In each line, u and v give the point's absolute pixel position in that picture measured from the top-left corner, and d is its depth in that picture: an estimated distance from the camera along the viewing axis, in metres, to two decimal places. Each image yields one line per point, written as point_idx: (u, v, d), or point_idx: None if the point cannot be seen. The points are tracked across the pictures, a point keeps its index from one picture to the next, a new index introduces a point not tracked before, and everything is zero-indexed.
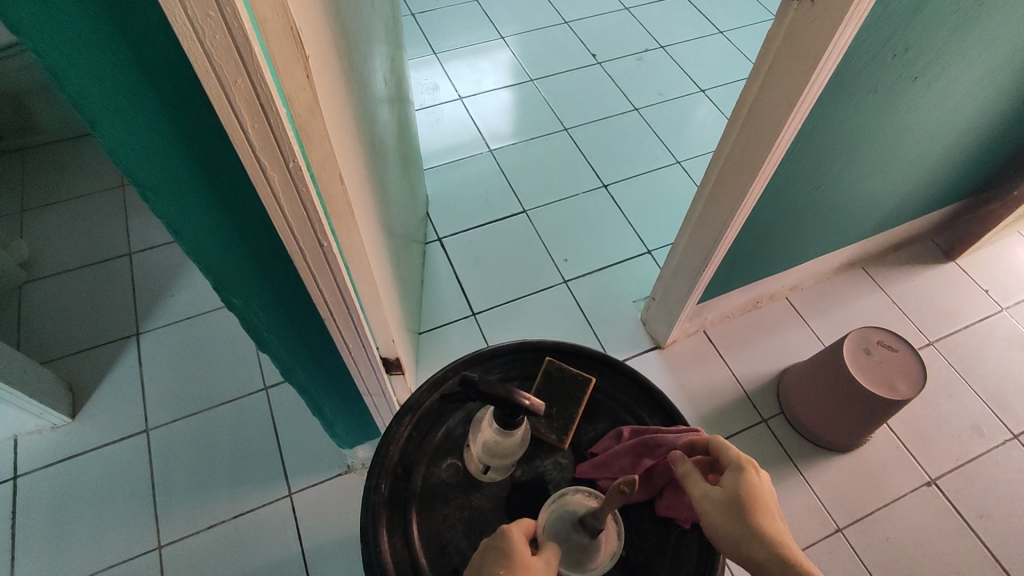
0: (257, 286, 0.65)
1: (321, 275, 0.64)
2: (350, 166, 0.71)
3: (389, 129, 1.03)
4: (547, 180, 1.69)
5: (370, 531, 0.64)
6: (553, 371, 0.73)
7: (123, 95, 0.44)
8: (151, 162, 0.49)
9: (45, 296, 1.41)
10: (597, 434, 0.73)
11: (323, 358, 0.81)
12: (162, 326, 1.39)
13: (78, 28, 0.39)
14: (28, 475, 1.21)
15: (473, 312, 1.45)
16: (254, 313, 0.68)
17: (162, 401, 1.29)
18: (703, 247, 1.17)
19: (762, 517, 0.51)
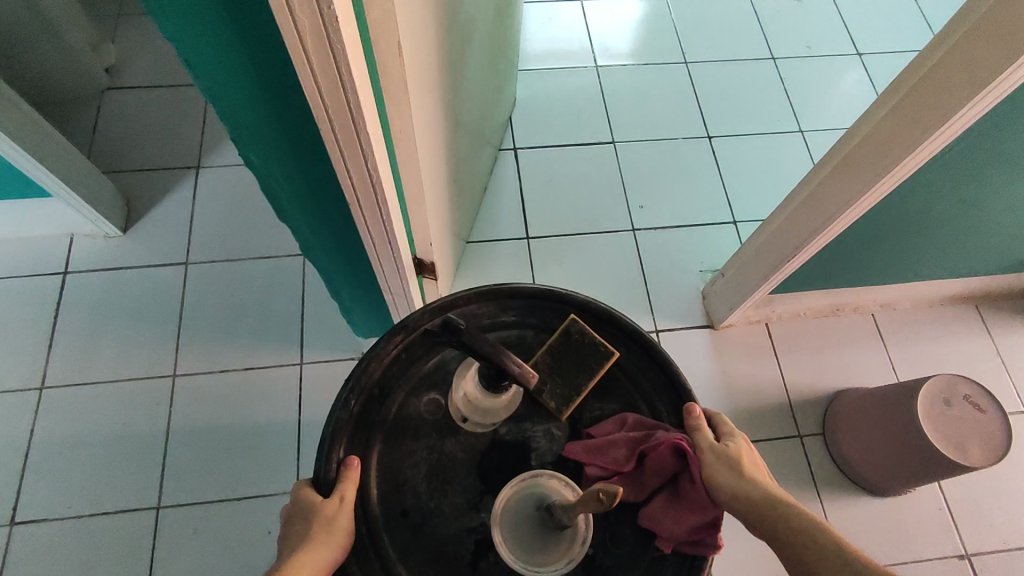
0: (281, 149, 0.58)
1: (347, 155, 0.57)
2: (416, 38, 0.62)
3: (483, 9, 0.91)
4: (648, 114, 1.52)
5: (327, 444, 0.63)
6: (573, 333, 0.67)
7: None
8: None
9: (122, 106, 1.41)
10: (602, 414, 0.69)
11: (347, 243, 0.76)
12: (222, 165, 1.38)
13: None
14: (76, 274, 1.26)
15: (528, 235, 1.36)
16: (275, 176, 0.62)
17: (206, 239, 1.30)
18: (797, 234, 1.01)
19: (759, 475, 0.58)
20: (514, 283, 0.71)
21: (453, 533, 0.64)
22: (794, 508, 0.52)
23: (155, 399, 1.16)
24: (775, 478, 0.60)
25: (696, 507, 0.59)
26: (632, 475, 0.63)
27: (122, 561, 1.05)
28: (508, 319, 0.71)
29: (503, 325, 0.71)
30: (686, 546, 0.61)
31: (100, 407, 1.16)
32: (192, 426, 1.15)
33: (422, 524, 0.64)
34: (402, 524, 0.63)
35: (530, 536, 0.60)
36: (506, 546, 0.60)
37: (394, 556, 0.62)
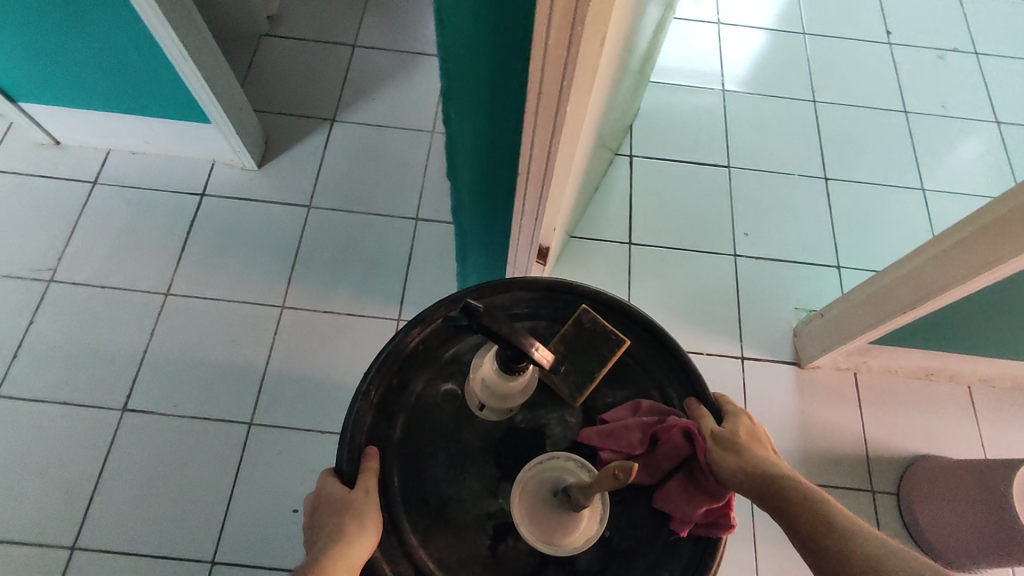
0: (477, 114, 0.63)
1: (545, 115, 0.60)
2: (613, 35, 0.65)
3: (650, 19, 0.94)
4: (768, 145, 1.52)
5: (349, 436, 0.65)
6: (585, 322, 0.66)
7: None
8: None
9: (277, 53, 1.52)
10: (614, 401, 0.70)
11: (494, 213, 0.81)
12: (355, 123, 1.46)
13: None
14: (211, 197, 1.36)
15: (630, 241, 1.39)
16: (463, 128, 0.65)
17: (331, 188, 1.39)
18: (915, 291, 1.00)
19: (760, 449, 0.61)
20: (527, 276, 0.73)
21: (471, 519, 0.64)
22: (795, 480, 0.55)
23: (263, 324, 1.25)
24: (776, 450, 0.64)
25: (708, 491, 0.61)
26: (647, 459, 0.64)
27: (214, 466, 1.14)
28: (520, 311, 0.73)
29: (517, 317, 0.72)
30: (701, 528, 0.64)
31: (215, 323, 1.26)
32: (292, 357, 1.23)
33: (441, 513, 0.64)
34: (421, 512, 0.64)
35: (546, 519, 0.60)
36: (532, 533, 0.61)
37: (414, 540, 0.63)
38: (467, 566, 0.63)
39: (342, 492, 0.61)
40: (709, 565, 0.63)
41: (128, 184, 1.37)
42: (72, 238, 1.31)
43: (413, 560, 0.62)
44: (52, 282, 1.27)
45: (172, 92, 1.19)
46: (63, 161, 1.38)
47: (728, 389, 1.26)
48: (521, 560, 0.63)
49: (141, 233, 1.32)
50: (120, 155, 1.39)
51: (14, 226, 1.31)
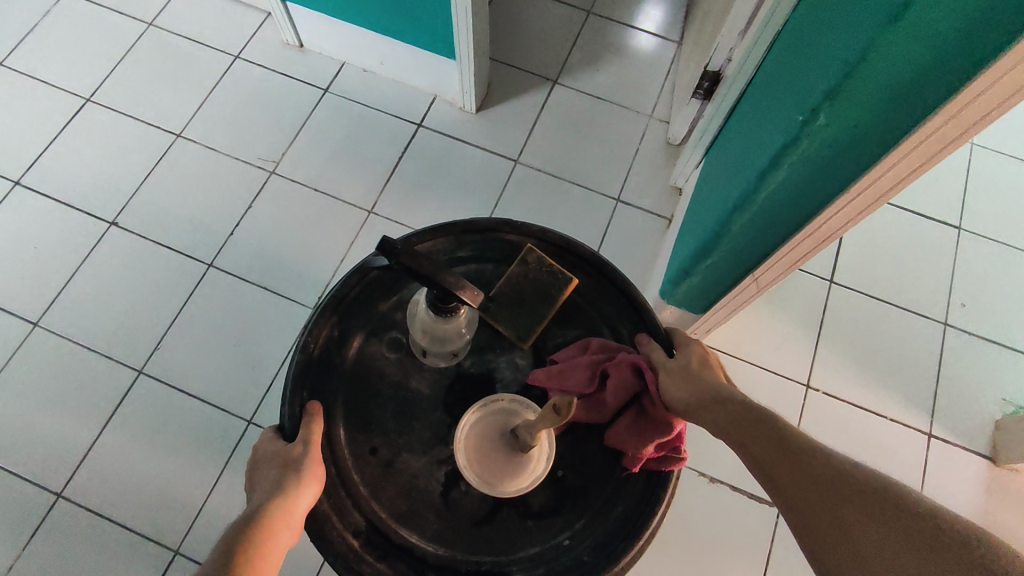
0: (813, 165, 0.65)
1: (940, 135, 0.56)
2: None
3: None
4: (1010, 216, 1.37)
5: (290, 393, 0.63)
6: (531, 261, 0.66)
7: None
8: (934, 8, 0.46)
9: (514, 3, 1.52)
10: (564, 341, 0.69)
11: (762, 239, 0.80)
12: (575, 89, 1.44)
13: None
14: (426, 130, 1.39)
15: (832, 279, 1.29)
16: (821, 134, 0.61)
17: (538, 148, 1.38)
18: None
19: (709, 374, 0.62)
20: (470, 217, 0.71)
21: (424, 466, 0.64)
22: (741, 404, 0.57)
23: None
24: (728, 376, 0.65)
25: (659, 424, 0.62)
26: (596, 398, 0.64)
27: None
28: (464, 255, 0.70)
29: (462, 260, 0.70)
30: (651, 462, 0.64)
31: None
32: None
33: (391, 461, 0.64)
34: (370, 461, 0.63)
35: (495, 458, 0.60)
36: (476, 470, 0.60)
37: (364, 492, 0.62)
38: (421, 513, 0.62)
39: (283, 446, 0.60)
40: (662, 497, 0.62)
41: (353, 99, 1.42)
42: (296, 138, 1.38)
43: (365, 512, 0.61)
44: (273, 175, 1.35)
45: (432, 20, 1.21)
46: (302, 64, 1.45)
47: (906, 463, 1.16)
48: (474, 504, 0.63)
49: (357, 149, 1.37)
50: (352, 70, 1.45)
51: (250, 115, 1.40)
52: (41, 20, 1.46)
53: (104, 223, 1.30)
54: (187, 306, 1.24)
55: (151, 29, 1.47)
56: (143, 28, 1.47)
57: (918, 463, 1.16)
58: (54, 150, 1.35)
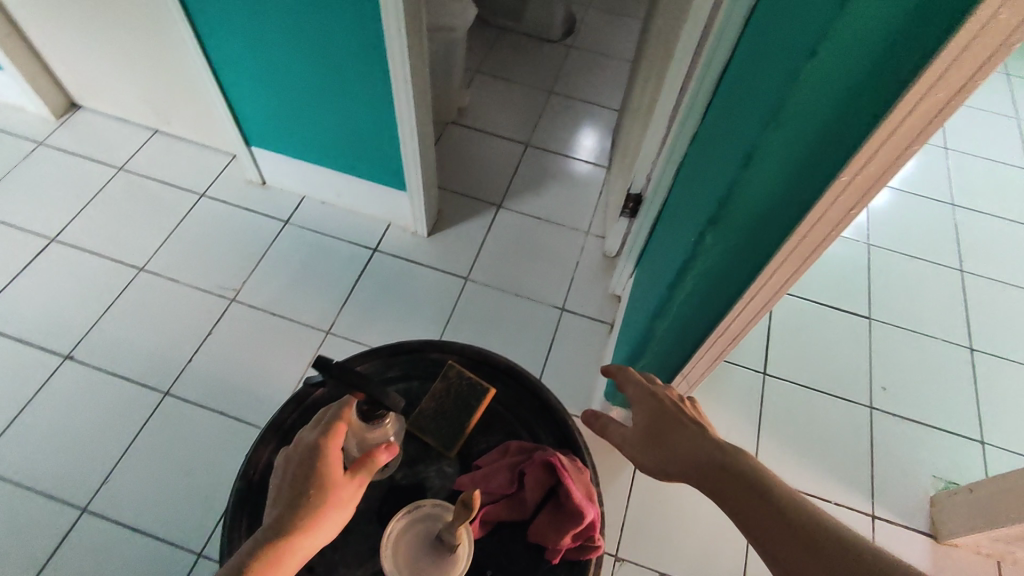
0: (709, 280, 0.75)
1: (807, 242, 0.66)
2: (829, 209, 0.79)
3: None
4: (912, 305, 1.53)
5: (229, 523, 0.64)
6: (451, 375, 0.72)
7: (804, 127, 0.54)
8: (767, 164, 0.58)
9: (459, 139, 1.70)
10: (488, 446, 0.71)
11: (683, 342, 0.89)
12: (517, 211, 1.59)
13: (836, 76, 0.49)
14: (382, 254, 1.50)
15: (764, 371, 1.40)
16: (710, 251, 0.71)
17: (487, 264, 1.50)
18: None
19: (674, 423, 0.65)
20: (396, 341, 0.76)
21: None
22: (719, 450, 0.60)
23: None
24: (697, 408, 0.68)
25: (570, 514, 0.61)
26: (516, 497, 0.65)
27: None
28: (393, 375, 0.74)
29: (390, 380, 0.74)
30: (572, 552, 0.64)
31: None
32: None
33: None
34: None
35: (422, 563, 0.60)
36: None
37: None
38: None
39: (332, 461, 0.58)
40: None
41: (313, 228, 1.53)
42: (257, 267, 1.46)
43: None
44: (234, 301, 1.41)
45: (387, 159, 1.36)
46: (264, 199, 1.57)
47: None
48: None
49: (316, 273, 1.46)
50: (312, 202, 1.58)
51: (212, 247, 1.48)
52: (14, 168, 1.56)
53: (58, 356, 1.31)
54: (139, 436, 1.23)
55: (121, 172, 1.58)
56: (113, 172, 1.58)
57: None
58: (13, 287, 1.39)
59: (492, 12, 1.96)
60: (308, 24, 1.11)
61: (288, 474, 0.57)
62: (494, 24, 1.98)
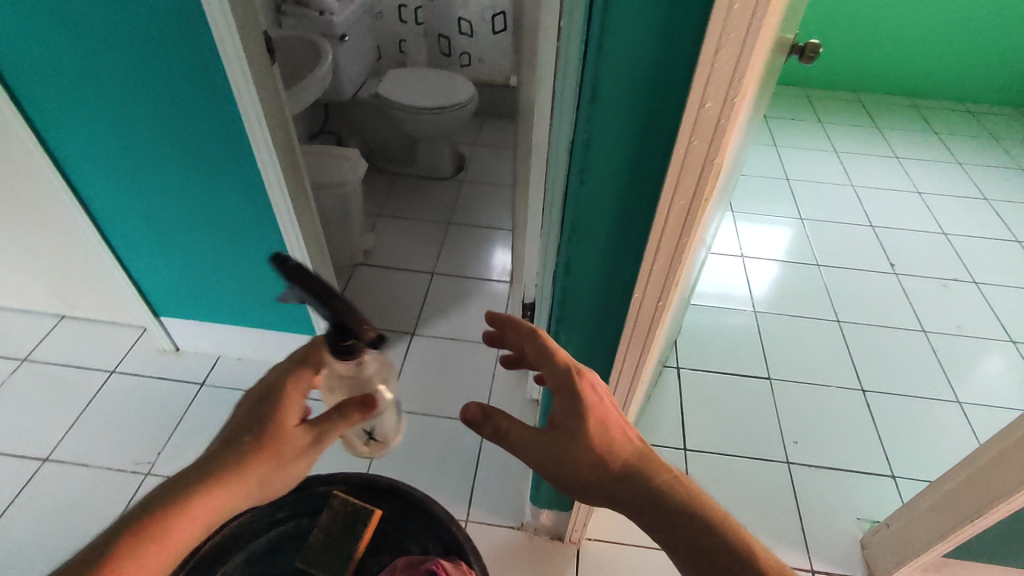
0: None
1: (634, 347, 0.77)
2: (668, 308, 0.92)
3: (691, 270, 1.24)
4: (803, 359, 1.66)
5: None
6: (336, 504, 0.77)
7: (591, 249, 0.67)
8: (579, 281, 0.71)
9: (368, 278, 1.81)
10: (380, 567, 0.76)
11: None
12: (431, 336, 1.67)
13: (596, 212, 0.63)
14: None
15: (684, 447, 1.46)
16: (566, 348, 0.80)
17: (407, 392, 1.54)
18: (975, 499, 1.03)
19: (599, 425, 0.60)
20: None
21: None
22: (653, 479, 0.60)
23: None
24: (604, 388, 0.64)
25: None
26: None
27: None
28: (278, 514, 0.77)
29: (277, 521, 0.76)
30: None
31: None
32: None
33: None
34: None
35: None
36: None
37: None
38: None
39: (210, 460, 0.53)
40: None
41: (230, 386, 1.54)
42: (173, 434, 1.44)
43: None
44: (149, 474, 1.37)
45: (293, 309, 1.43)
46: (178, 365, 1.58)
47: None
48: None
49: None
50: (228, 359, 1.60)
51: (124, 422, 1.46)
52: None
53: None
54: None
55: (25, 363, 1.56)
56: (17, 363, 1.56)
57: None
58: None
59: (387, 162, 2.18)
60: (199, 195, 1.21)
61: (230, 424, 0.56)
62: (391, 172, 2.19)
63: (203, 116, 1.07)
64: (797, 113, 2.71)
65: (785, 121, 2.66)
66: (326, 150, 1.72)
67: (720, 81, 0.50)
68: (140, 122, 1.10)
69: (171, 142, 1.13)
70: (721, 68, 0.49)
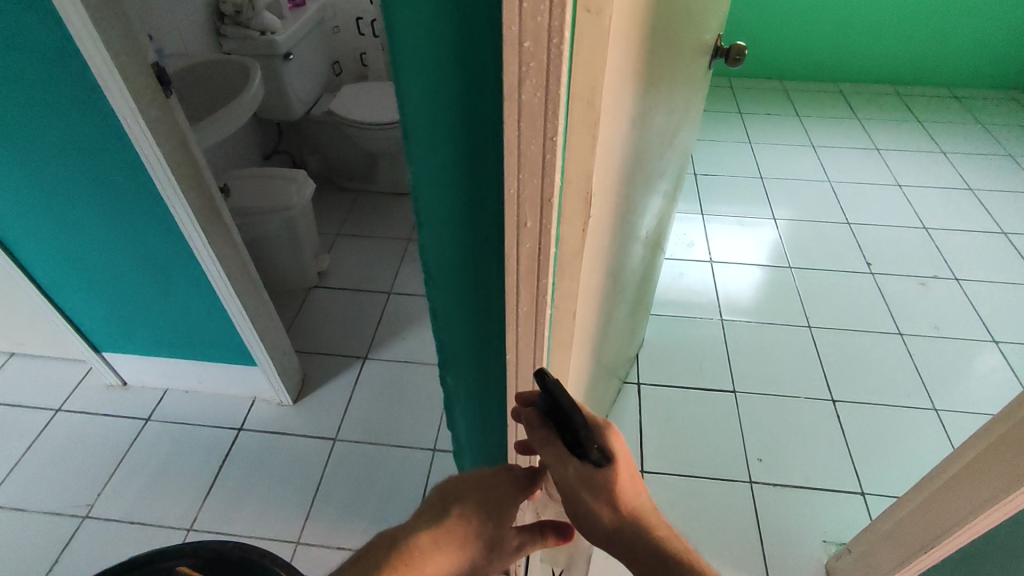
0: (472, 423, 0.81)
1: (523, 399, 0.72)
2: (583, 333, 0.85)
3: (638, 268, 1.15)
4: (772, 369, 1.59)
5: None
6: None
7: (455, 292, 0.63)
8: (451, 323, 0.67)
9: (322, 301, 1.77)
10: None
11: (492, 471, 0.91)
12: (384, 359, 1.63)
13: (449, 255, 0.59)
14: (247, 432, 1.48)
15: (642, 469, 1.40)
16: (456, 390, 0.77)
17: (356, 421, 1.49)
18: (918, 537, 0.97)
19: (613, 483, 0.61)
20: None
21: None
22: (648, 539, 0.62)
23: None
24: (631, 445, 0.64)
25: None
26: None
27: None
28: None
29: None
30: None
31: None
32: None
33: None
34: None
35: None
36: None
37: None
38: None
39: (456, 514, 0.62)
40: None
41: (175, 420, 1.51)
42: (115, 474, 1.41)
43: None
44: (88, 517, 1.33)
45: (229, 340, 1.39)
46: (125, 400, 1.55)
47: None
48: None
49: (178, 467, 1.41)
50: (175, 392, 1.56)
51: (66, 462, 1.43)
52: None
53: None
54: None
55: None
56: None
57: None
58: None
59: (346, 178, 2.14)
60: (116, 231, 1.18)
61: (462, 487, 0.65)
62: (351, 188, 2.15)
63: (105, 150, 1.04)
64: (775, 108, 2.63)
65: (761, 117, 2.58)
66: (271, 173, 1.68)
67: (532, 126, 0.45)
68: (45, 157, 1.07)
69: (81, 178, 1.09)
70: (529, 112, 0.44)
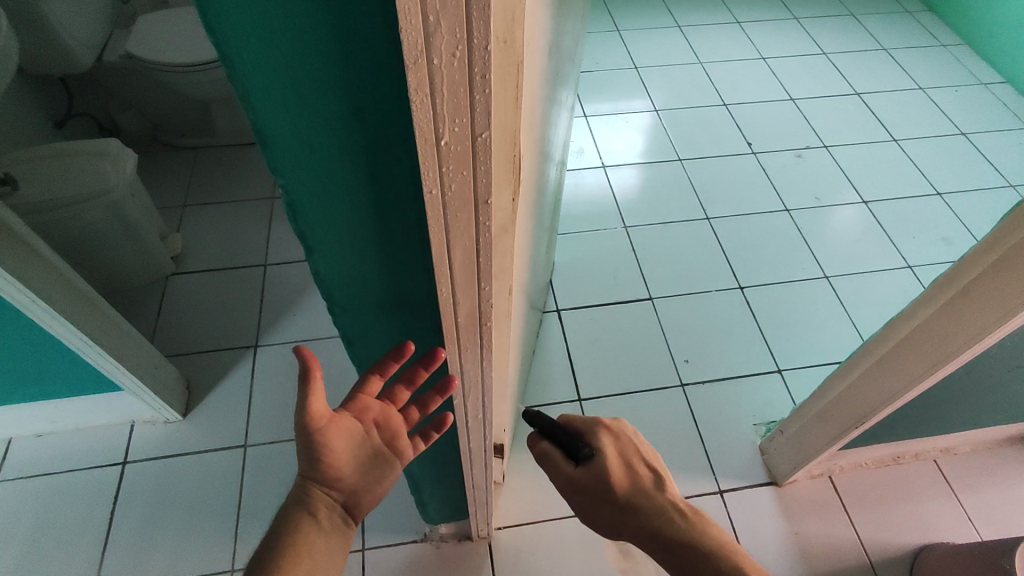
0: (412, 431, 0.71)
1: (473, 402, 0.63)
2: (518, 295, 0.75)
3: (553, 189, 1.02)
4: (682, 268, 1.60)
5: None
6: None
7: (366, 306, 0.49)
8: (366, 337, 0.54)
9: (185, 290, 1.50)
10: None
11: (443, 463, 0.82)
12: (278, 343, 1.43)
13: (353, 270, 0.45)
14: (135, 463, 1.26)
15: (579, 397, 1.37)
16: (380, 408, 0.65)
17: (264, 420, 1.31)
18: (849, 413, 1.03)
19: (614, 477, 0.62)
20: None
21: None
22: (665, 521, 0.60)
23: None
24: (632, 439, 0.66)
25: None
26: None
27: None
28: None
29: None
30: None
31: None
32: None
33: None
34: None
35: None
36: None
37: None
38: None
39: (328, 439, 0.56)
40: None
41: (35, 474, 1.24)
42: None
43: None
44: None
45: (75, 367, 1.13)
46: None
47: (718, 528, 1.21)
48: None
49: (56, 527, 1.18)
50: (25, 440, 1.28)
51: None
52: None
53: None
54: None
55: None
56: None
57: (728, 526, 1.21)
58: None
59: (175, 135, 1.77)
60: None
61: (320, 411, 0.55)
62: (184, 146, 1.79)
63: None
64: None
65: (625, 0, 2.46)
66: (74, 148, 1.33)
67: (455, 100, 0.31)
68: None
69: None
70: (447, 81, 0.30)
